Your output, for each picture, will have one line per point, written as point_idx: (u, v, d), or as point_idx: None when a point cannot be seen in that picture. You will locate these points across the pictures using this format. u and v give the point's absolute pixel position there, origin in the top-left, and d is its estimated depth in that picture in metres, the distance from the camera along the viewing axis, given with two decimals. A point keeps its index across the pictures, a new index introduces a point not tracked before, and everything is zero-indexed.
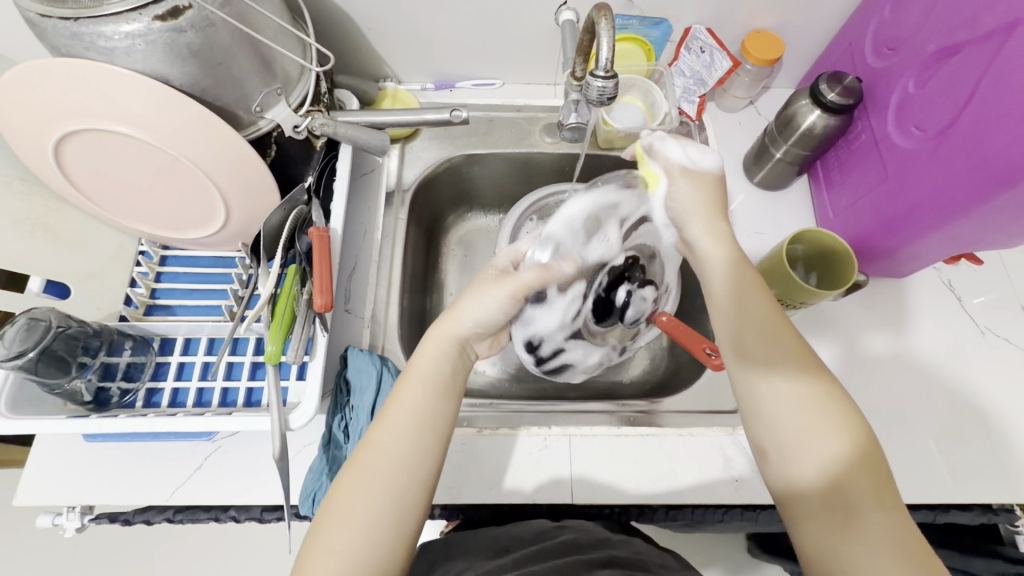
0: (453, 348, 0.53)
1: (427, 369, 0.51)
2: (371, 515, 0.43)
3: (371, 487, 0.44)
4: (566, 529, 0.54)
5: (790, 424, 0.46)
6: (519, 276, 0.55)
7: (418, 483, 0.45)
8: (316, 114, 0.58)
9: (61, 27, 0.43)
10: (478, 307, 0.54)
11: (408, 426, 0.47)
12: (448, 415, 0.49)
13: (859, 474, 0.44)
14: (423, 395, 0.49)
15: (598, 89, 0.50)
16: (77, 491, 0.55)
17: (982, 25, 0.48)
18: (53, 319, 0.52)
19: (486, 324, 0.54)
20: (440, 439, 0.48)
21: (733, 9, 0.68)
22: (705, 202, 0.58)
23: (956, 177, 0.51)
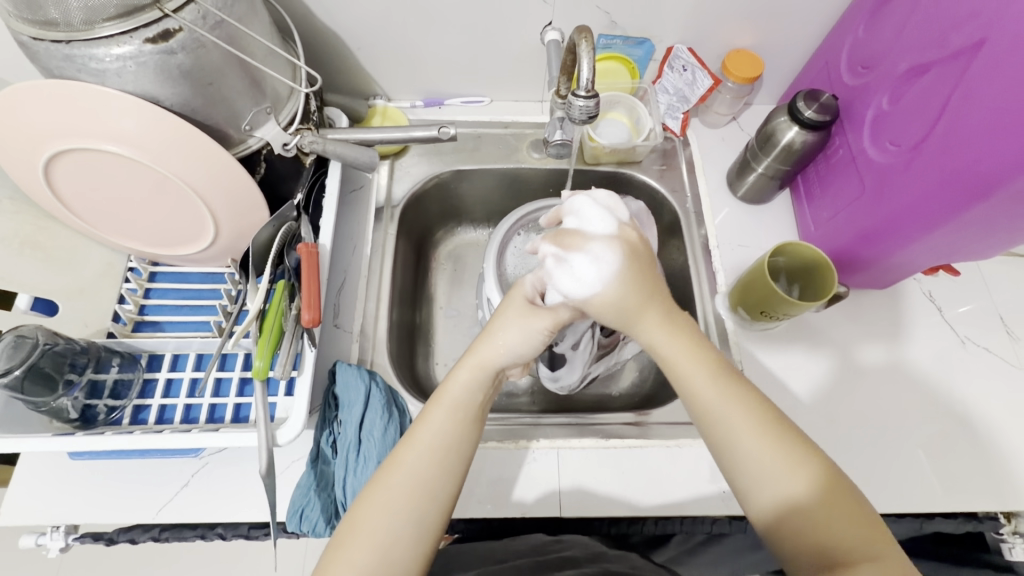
0: (488, 376, 0.49)
1: (458, 397, 0.48)
2: (389, 535, 0.42)
3: (392, 508, 0.43)
4: (565, 544, 0.54)
5: (757, 461, 0.44)
6: (555, 310, 0.51)
7: (439, 509, 0.44)
8: (305, 132, 0.59)
9: (53, 49, 0.44)
10: (519, 337, 0.50)
11: (434, 450, 0.45)
12: (473, 440, 0.47)
13: (835, 510, 0.41)
14: (451, 421, 0.47)
15: (580, 109, 0.51)
16: (61, 510, 0.55)
17: (949, 45, 0.50)
18: (40, 337, 0.52)
19: (524, 355, 0.51)
20: (464, 464, 0.46)
21: (713, 29, 0.70)
22: (623, 309, 0.50)
23: (931, 190, 0.52)
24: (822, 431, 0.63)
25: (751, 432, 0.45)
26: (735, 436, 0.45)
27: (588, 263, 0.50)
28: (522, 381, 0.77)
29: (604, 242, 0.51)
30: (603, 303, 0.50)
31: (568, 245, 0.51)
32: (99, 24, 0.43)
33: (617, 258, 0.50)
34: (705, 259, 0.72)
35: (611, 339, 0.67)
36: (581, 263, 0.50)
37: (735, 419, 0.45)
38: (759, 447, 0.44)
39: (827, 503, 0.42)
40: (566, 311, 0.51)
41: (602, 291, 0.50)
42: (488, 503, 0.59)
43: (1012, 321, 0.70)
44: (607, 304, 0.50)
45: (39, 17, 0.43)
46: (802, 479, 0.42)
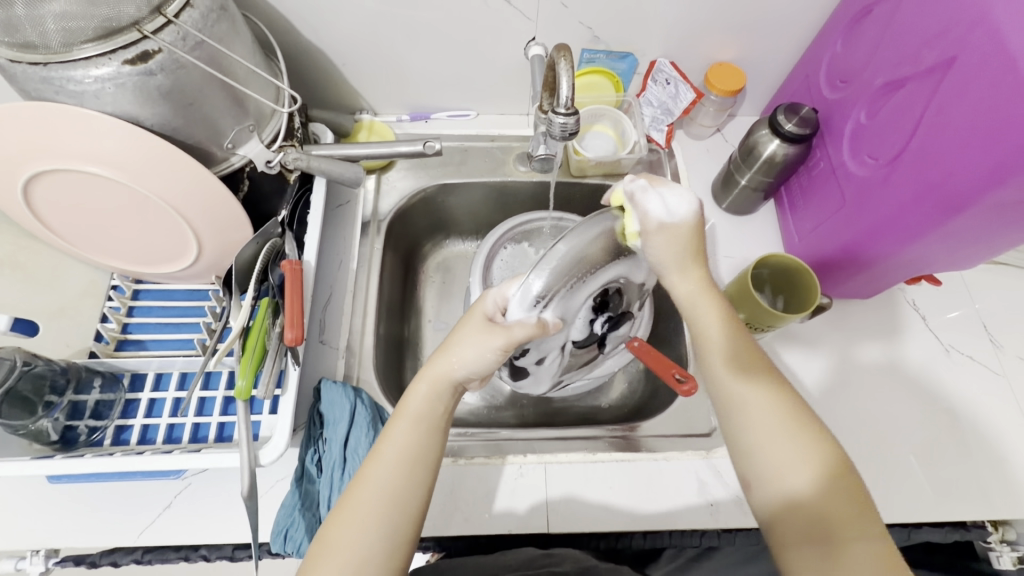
0: (447, 389, 0.50)
1: (420, 409, 0.49)
2: (364, 549, 0.43)
3: (363, 523, 0.44)
4: (555, 558, 0.54)
5: (773, 441, 0.47)
6: (509, 329, 0.46)
7: (411, 518, 0.45)
8: (289, 149, 0.59)
9: (31, 72, 0.44)
10: (474, 355, 0.48)
11: (399, 464, 0.46)
12: (438, 448, 0.49)
13: (848, 497, 0.44)
14: (414, 432, 0.48)
15: (560, 126, 0.51)
16: (40, 535, 0.54)
17: (922, 61, 0.51)
18: (18, 358, 0.52)
19: (479, 370, 0.49)
20: (430, 472, 0.47)
21: (696, 42, 0.71)
22: (681, 252, 0.50)
23: (908, 204, 0.53)
24: None
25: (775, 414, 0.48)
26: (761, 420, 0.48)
27: (675, 202, 0.48)
28: (511, 394, 0.77)
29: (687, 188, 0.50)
30: (679, 231, 0.49)
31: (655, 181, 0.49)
32: (78, 46, 0.43)
33: (695, 200, 0.50)
34: None
35: (589, 353, 0.61)
36: (670, 195, 0.48)
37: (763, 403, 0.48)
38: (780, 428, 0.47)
39: (838, 488, 0.45)
40: (521, 330, 0.46)
41: (681, 220, 0.49)
42: (476, 520, 0.59)
43: (995, 328, 0.71)
44: (680, 234, 0.49)
45: (18, 39, 0.43)
46: (818, 463, 0.46)
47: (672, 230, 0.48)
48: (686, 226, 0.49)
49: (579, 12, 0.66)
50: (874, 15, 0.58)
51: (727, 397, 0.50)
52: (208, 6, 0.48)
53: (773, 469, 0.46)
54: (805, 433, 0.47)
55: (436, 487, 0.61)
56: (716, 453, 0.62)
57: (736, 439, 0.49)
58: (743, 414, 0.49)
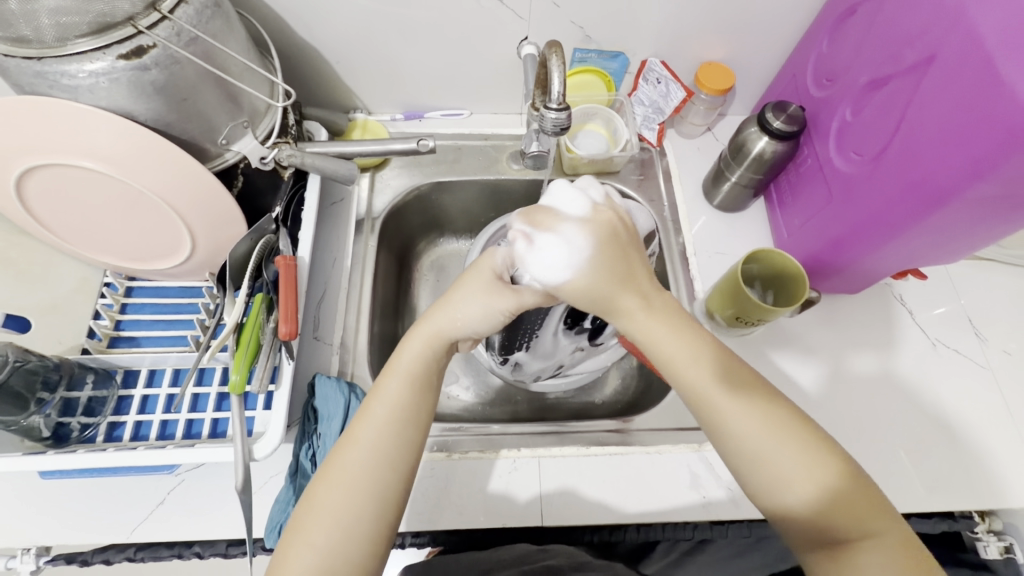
0: (442, 346, 0.51)
1: (414, 366, 0.50)
2: (350, 520, 0.43)
3: (347, 490, 0.44)
4: (550, 553, 0.54)
5: (769, 461, 0.45)
6: (521, 293, 0.50)
7: (402, 477, 0.46)
8: (283, 146, 0.60)
9: (24, 66, 0.44)
10: (479, 314, 0.50)
11: (390, 423, 0.47)
12: (429, 405, 0.49)
13: (853, 505, 0.43)
14: (405, 391, 0.48)
15: (552, 120, 0.52)
16: (30, 532, 0.53)
17: (904, 59, 0.52)
18: (11, 353, 0.52)
19: (482, 329, 0.51)
20: (420, 433, 0.48)
21: (685, 42, 0.72)
22: (595, 295, 0.49)
23: (893, 198, 0.54)
24: None
25: (767, 434, 0.45)
26: (755, 443, 0.45)
27: (559, 259, 0.49)
28: (506, 391, 0.77)
29: (577, 226, 0.50)
30: (575, 287, 0.49)
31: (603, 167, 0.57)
32: (72, 40, 0.44)
33: (588, 240, 0.49)
34: (683, 266, 0.73)
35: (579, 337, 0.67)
36: (555, 249, 0.49)
37: (753, 427, 0.45)
38: (777, 446, 0.45)
39: (844, 497, 0.43)
40: (530, 295, 0.51)
41: (573, 277, 0.49)
42: (471, 514, 0.59)
43: (980, 322, 0.72)
44: (603, 244, 0.50)
45: (11, 34, 0.43)
46: (822, 476, 0.44)
47: (568, 291, 0.49)
48: (589, 264, 0.49)
49: (571, 11, 0.67)
50: (858, 15, 0.59)
51: (715, 419, 0.47)
52: (202, 2, 0.49)
53: (773, 490, 0.45)
54: (803, 443, 0.45)
55: (430, 482, 0.61)
56: (708, 446, 0.63)
57: (732, 460, 0.47)
58: (734, 440, 0.46)
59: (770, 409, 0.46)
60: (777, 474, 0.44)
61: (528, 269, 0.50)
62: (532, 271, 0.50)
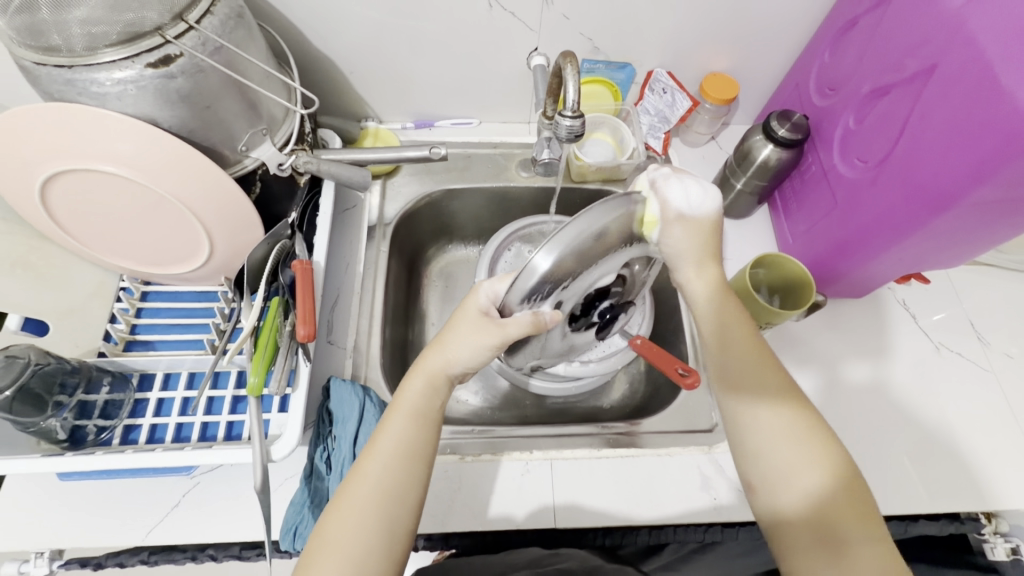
0: (444, 384, 0.51)
1: (415, 403, 0.50)
2: (361, 551, 0.44)
3: (356, 521, 0.44)
4: (562, 557, 0.54)
5: (777, 452, 0.48)
6: (506, 325, 0.48)
7: (406, 515, 0.46)
8: (300, 153, 0.61)
9: (55, 74, 0.45)
10: (468, 353, 0.50)
11: (398, 456, 0.47)
12: (432, 441, 0.49)
13: (856, 506, 0.45)
14: (406, 426, 0.49)
15: (567, 128, 0.54)
16: (44, 536, 0.53)
17: (906, 69, 0.54)
18: (31, 356, 0.53)
19: (474, 365, 0.51)
20: (424, 469, 0.48)
21: (690, 54, 0.74)
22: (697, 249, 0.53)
23: (896, 205, 0.55)
24: None
25: (787, 430, 0.49)
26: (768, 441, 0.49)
27: (699, 184, 0.52)
28: (515, 396, 0.78)
29: (684, 171, 0.53)
30: (700, 220, 0.52)
31: (642, 179, 0.51)
32: (101, 50, 0.45)
33: (715, 188, 0.53)
34: None
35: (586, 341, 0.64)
36: (693, 186, 0.52)
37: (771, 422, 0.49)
38: (789, 441, 0.48)
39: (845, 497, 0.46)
40: (516, 328, 0.48)
41: (716, 208, 0.54)
42: (483, 517, 0.60)
43: (982, 327, 0.73)
44: (699, 227, 0.53)
45: (42, 43, 0.45)
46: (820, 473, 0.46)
47: (698, 220, 0.52)
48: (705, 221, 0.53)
49: (581, 24, 0.69)
50: (859, 27, 0.61)
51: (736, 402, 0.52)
52: (227, 13, 0.50)
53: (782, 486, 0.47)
54: (814, 438, 0.48)
55: (443, 485, 0.61)
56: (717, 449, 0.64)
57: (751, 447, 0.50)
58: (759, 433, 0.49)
59: (798, 409, 0.50)
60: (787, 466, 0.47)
61: (523, 283, 0.45)
62: (528, 281, 0.45)
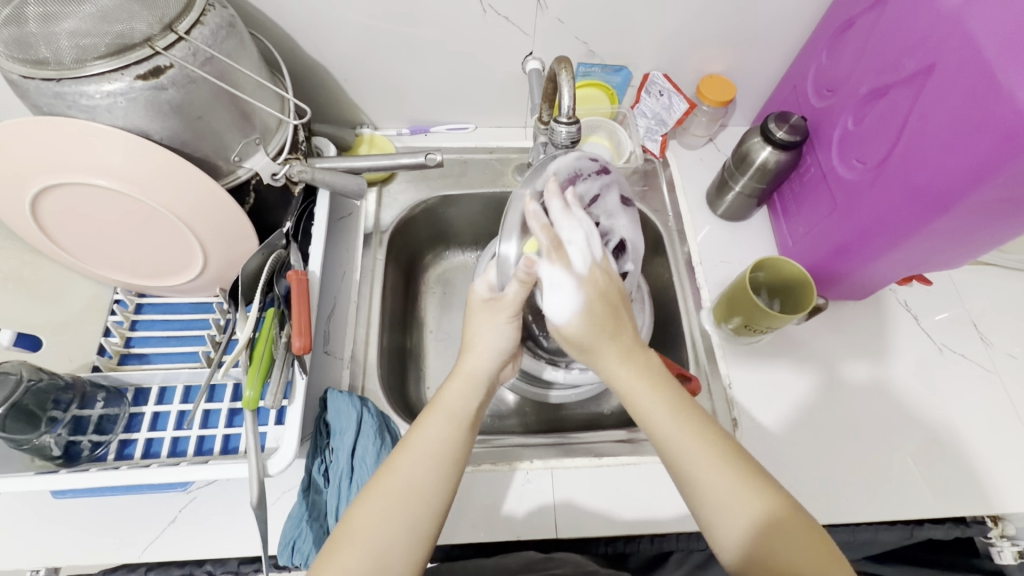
0: (482, 384, 0.53)
1: (454, 406, 0.50)
2: (378, 544, 0.43)
3: (386, 516, 0.44)
4: (556, 562, 0.53)
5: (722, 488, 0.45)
6: (506, 296, 0.52)
7: (433, 516, 0.46)
8: (294, 161, 0.60)
9: (44, 87, 0.45)
10: (493, 337, 0.53)
11: (432, 456, 0.47)
12: (467, 445, 0.50)
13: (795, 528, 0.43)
14: (444, 428, 0.49)
15: (563, 134, 0.53)
16: (39, 553, 0.53)
17: (904, 69, 0.53)
18: (24, 372, 0.52)
19: (506, 349, 0.54)
20: (459, 474, 0.48)
21: (686, 56, 0.74)
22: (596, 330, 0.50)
23: (897, 206, 0.54)
24: (811, 441, 0.64)
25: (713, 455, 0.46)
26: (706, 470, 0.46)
27: (561, 289, 0.49)
28: (515, 403, 0.77)
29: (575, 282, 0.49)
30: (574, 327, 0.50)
31: (556, 257, 0.48)
32: (89, 62, 0.44)
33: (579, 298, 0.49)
34: (689, 275, 0.74)
35: None
36: (555, 299, 0.50)
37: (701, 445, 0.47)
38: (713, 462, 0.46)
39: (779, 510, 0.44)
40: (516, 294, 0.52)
41: (570, 320, 0.50)
42: (482, 527, 0.59)
43: (985, 327, 0.73)
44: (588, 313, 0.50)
45: (30, 56, 0.44)
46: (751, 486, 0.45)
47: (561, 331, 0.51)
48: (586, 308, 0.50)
49: (576, 27, 0.68)
50: (857, 28, 0.61)
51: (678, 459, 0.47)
52: (217, 23, 0.50)
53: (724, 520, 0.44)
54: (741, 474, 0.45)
55: None
56: None
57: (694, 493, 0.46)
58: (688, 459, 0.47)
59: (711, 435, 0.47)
60: (723, 500, 0.44)
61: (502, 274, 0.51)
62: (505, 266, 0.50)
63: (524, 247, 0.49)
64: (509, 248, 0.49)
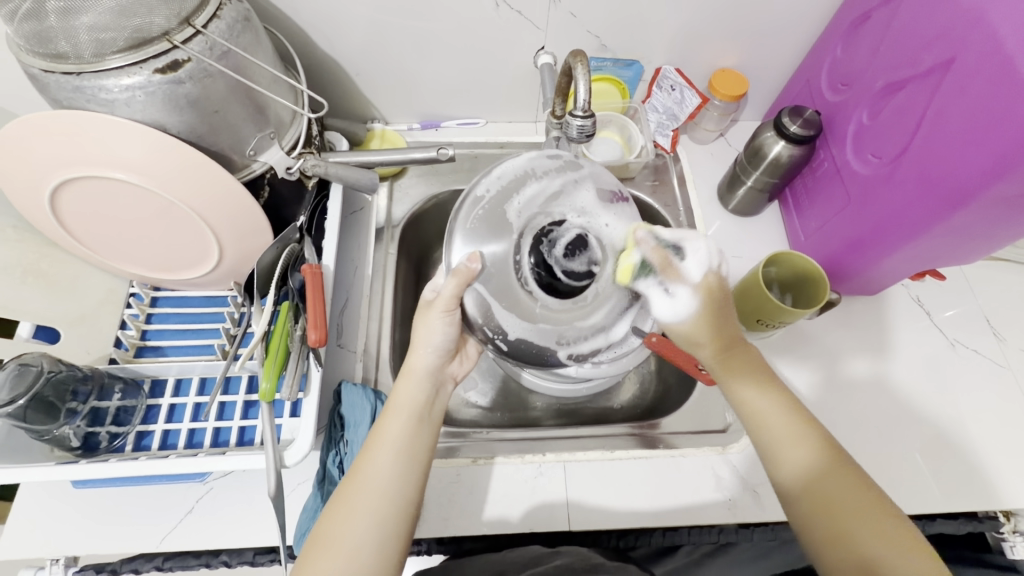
0: (427, 379, 0.53)
1: (409, 403, 0.51)
2: (353, 540, 0.44)
3: (358, 513, 0.45)
4: (561, 554, 0.53)
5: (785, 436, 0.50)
6: (441, 293, 0.48)
7: (399, 513, 0.46)
8: (308, 155, 0.60)
9: (64, 81, 0.45)
10: (433, 330, 0.52)
11: (398, 457, 0.48)
12: (429, 442, 0.51)
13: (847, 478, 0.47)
14: (404, 425, 0.50)
15: (578, 127, 0.53)
16: (60, 542, 0.54)
17: (921, 63, 0.53)
18: (45, 364, 0.52)
19: (445, 345, 0.53)
20: (424, 472, 0.49)
21: (698, 50, 0.73)
22: (705, 322, 0.52)
23: (913, 201, 0.54)
24: None
25: (786, 417, 0.50)
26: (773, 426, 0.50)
27: (682, 301, 0.52)
28: (525, 398, 0.78)
29: (692, 288, 0.52)
30: (680, 330, 0.53)
31: (670, 275, 0.51)
32: (109, 56, 0.45)
33: (697, 302, 0.52)
34: None
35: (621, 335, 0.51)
36: (674, 304, 0.51)
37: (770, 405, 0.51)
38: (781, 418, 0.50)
39: (842, 472, 0.47)
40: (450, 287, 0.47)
41: (682, 321, 0.53)
42: (496, 519, 0.59)
43: (997, 323, 0.73)
44: (701, 316, 0.52)
45: (50, 50, 0.45)
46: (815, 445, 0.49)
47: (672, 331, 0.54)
48: (701, 313, 0.52)
49: (588, 21, 0.68)
50: (873, 21, 0.60)
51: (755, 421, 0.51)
52: (234, 17, 0.50)
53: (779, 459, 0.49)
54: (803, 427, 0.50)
55: (457, 488, 0.61)
56: (732, 449, 0.63)
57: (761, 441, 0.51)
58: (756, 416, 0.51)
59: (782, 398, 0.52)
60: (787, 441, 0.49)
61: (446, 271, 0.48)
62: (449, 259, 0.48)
63: (464, 244, 0.47)
64: (457, 253, 0.47)
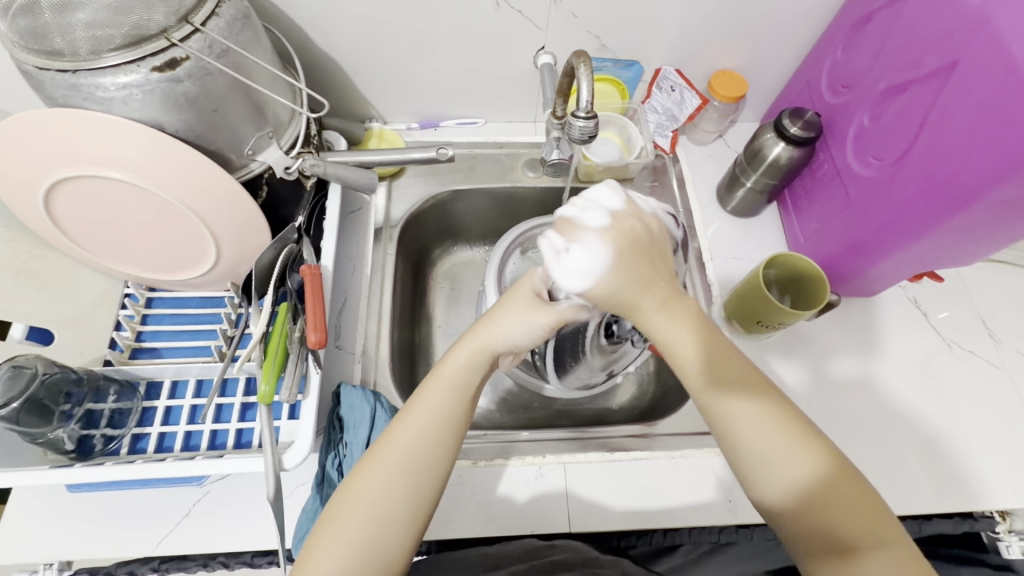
0: (487, 358, 0.51)
1: (455, 376, 0.50)
2: (380, 516, 0.43)
3: (381, 489, 0.44)
4: (556, 549, 0.52)
5: (767, 448, 0.45)
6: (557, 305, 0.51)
7: (431, 488, 0.45)
8: (306, 155, 0.60)
9: (59, 79, 0.44)
10: (519, 327, 0.51)
11: (432, 427, 0.47)
12: (469, 413, 0.49)
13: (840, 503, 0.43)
14: (449, 401, 0.48)
15: (580, 129, 0.53)
16: (56, 547, 0.53)
17: (925, 66, 0.53)
18: (39, 367, 0.51)
19: (521, 343, 0.52)
20: (459, 443, 0.48)
21: (698, 53, 0.74)
22: (631, 275, 0.48)
23: (914, 202, 0.54)
24: None
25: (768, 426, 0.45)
26: (769, 454, 0.45)
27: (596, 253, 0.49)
28: (523, 399, 0.77)
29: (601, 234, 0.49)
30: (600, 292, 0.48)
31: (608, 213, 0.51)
32: (105, 54, 0.44)
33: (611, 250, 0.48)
34: (700, 271, 0.74)
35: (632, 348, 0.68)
36: (579, 255, 0.48)
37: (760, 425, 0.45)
38: (771, 437, 0.45)
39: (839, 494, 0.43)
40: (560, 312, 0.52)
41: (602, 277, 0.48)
42: (496, 521, 0.59)
43: (993, 323, 0.73)
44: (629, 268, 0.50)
45: (46, 47, 0.44)
46: (812, 466, 0.44)
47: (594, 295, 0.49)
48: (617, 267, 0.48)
49: (588, 21, 0.68)
50: (875, 23, 0.61)
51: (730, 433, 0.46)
52: (233, 14, 0.49)
53: (764, 472, 0.45)
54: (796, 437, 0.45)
55: (453, 487, 0.60)
56: None
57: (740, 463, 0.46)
58: (741, 437, 0.46)
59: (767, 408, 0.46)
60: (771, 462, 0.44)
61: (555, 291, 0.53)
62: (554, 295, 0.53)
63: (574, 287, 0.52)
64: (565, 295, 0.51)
